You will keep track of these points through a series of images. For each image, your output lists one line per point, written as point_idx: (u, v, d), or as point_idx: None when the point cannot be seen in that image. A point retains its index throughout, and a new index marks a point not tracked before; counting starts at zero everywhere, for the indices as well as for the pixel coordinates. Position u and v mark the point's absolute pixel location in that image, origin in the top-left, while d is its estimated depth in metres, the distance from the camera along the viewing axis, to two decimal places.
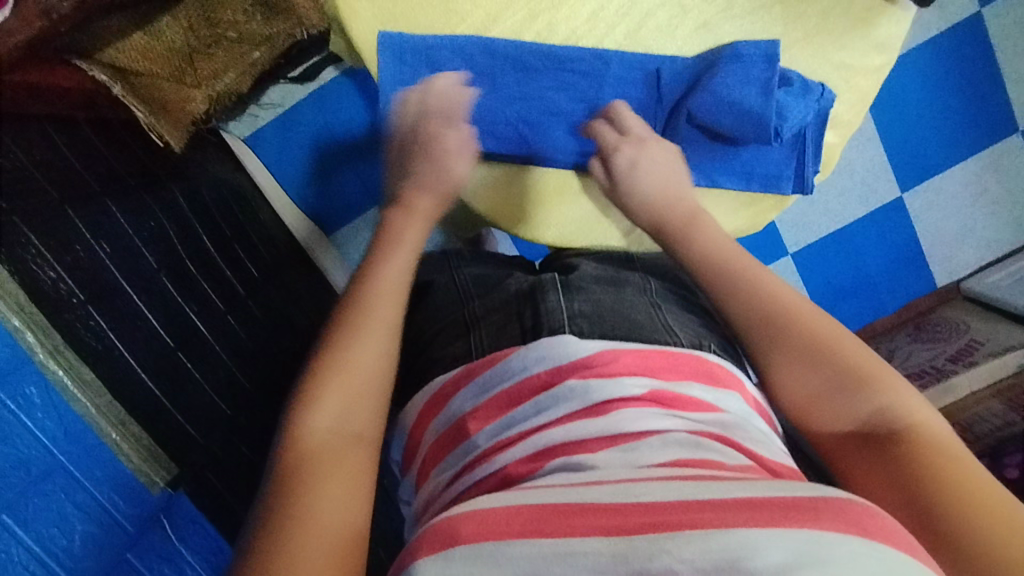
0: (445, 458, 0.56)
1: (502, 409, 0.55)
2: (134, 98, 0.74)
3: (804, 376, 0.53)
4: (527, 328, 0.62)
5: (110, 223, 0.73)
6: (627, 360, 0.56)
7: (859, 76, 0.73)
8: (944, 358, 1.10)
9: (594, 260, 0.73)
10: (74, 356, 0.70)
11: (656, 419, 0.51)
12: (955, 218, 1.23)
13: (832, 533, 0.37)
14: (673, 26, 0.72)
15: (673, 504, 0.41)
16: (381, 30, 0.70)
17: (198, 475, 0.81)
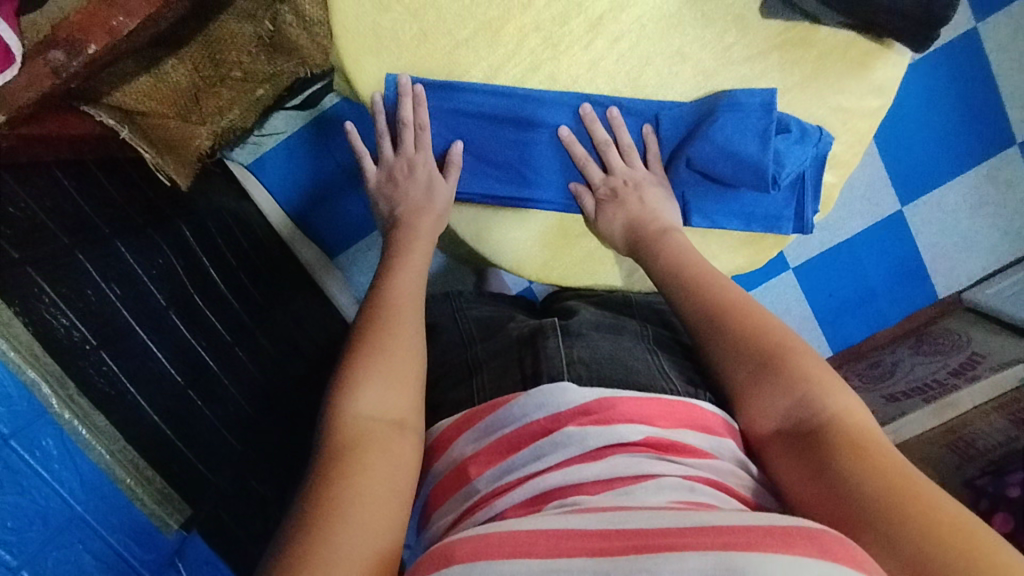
0: (447, 503, 0.58)
1: (502, 455, 0.58)
2: (140, 139, 0.76)
3: (790, 418, 0.55)
4: (527, 375, 0.65)
5: (120, 263, 0.72)
6: (624, 407, 0.58)
7: (856, 117, 0.72)
8: (946, 371, 1.10)
9: (593, 305, 0.76)
10: (87, 404, 0.61)
11: (651, 465, 0.53)
12: (955, 233, 1.23)
13: (797, 557, 0.39)
14: (673, 74, 0.68)
15: (657, 529, 0.43)
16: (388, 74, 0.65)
17: (214, 514, 0.74)
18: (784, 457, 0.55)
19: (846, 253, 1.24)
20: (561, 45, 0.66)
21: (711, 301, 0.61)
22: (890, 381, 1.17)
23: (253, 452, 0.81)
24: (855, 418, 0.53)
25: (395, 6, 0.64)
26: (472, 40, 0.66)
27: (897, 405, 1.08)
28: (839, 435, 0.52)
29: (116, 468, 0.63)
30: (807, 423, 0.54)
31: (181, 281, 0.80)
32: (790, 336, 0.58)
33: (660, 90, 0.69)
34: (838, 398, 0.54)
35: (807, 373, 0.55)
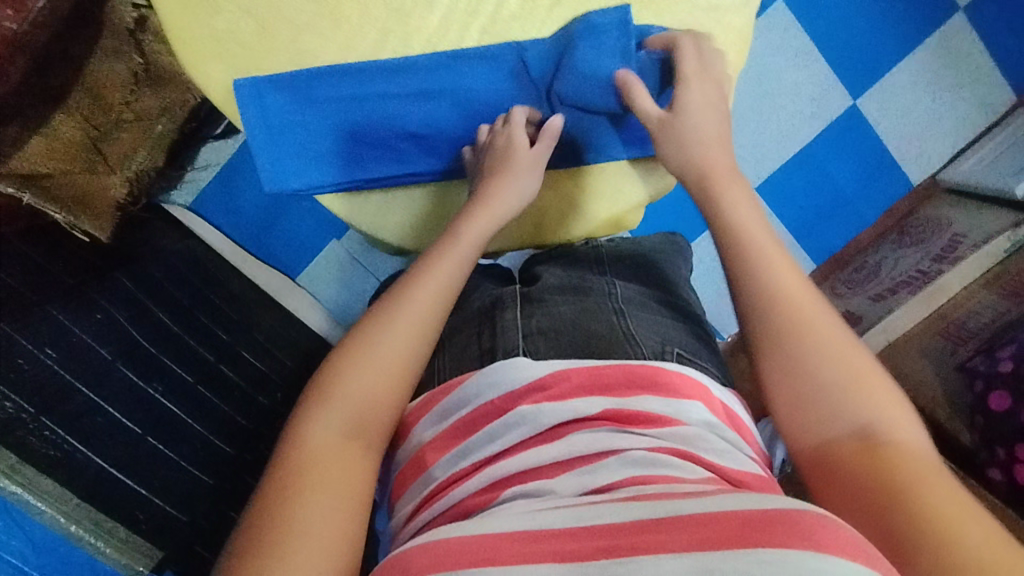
0: (407, 489, 0.57)
1: (457, 438, 0.56)
2: (46, 201, 0.75)
3: (856, 433, 0.49)
4: (484, 350, 0.62)
5: (54, 326, 0.71)
6: (579, 378, 0.56)
7: (729, 14, 0.69)
8: (929, 259, 1.07)
9: (560, 266, 0.71)
10: (32, 470, 0.59)
11: (609, 439, 0.51)
12: (915, 114, 1.17)
13: (795, 552, 0.37)
14: (529, 9, 0.65)
15: (627, 525, 0.42)
16: (237, 81, 0.62)
17: (190, 555, 0.71)
18: (818, 478, 0.50)
19: (806, 161, 1.19)
20: (406, 7, 0.63)
21: (781, 318, 0.54)
22: (876, 281, 1.13)
23: (231, 483, 0.80)
24: (918, 447, 0.48)
25: (227, 7, 0.61)
26: (316, 23, 0.62)
27: (883, 304, 1.05)
28: (902, 460, 0.47)
29: (72, 524, 0.61)
30: (862, 438, 0.49)
31: (129, 334, 0.79)
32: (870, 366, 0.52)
33: (518, 23, 0.66)
34: (909, 435, 0.49)
35: (868, 395, 0.51)
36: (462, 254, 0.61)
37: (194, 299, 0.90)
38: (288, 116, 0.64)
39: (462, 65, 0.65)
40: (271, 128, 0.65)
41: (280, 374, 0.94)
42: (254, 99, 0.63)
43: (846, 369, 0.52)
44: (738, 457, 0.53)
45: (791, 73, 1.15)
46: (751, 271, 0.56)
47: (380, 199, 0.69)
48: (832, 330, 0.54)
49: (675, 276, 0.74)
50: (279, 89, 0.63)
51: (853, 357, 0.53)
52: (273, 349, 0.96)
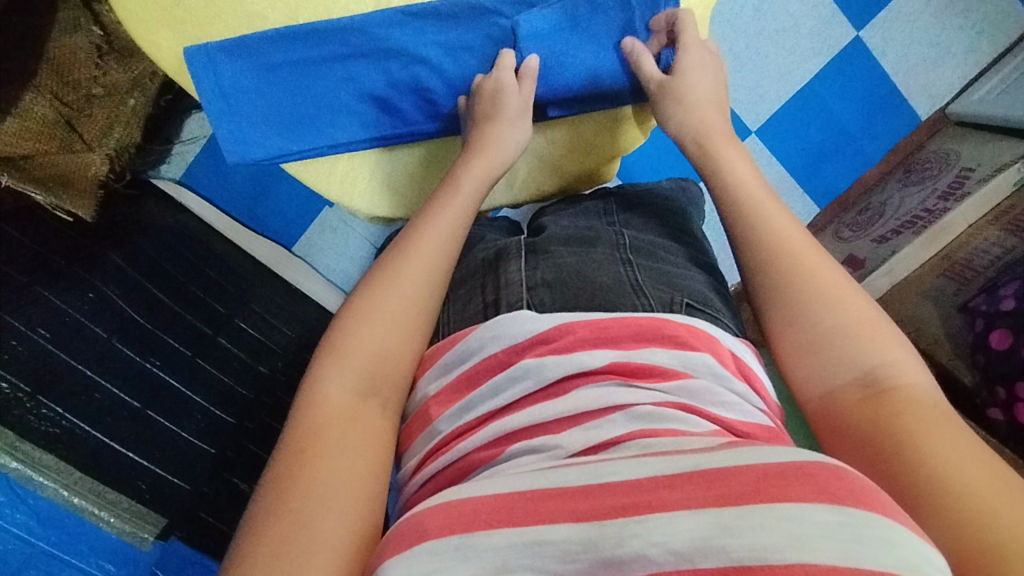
0: (413, 444, 0.52)
1: (461, 392, 0.51)
2: (26, 182, 0.75)
3: (860, 379, 0.49)
4: (488, 303, 0.58)
5: (47, 309, 0.73)
6: (585, 331, 0.51)
7: None
8: (935, 197, 1.03)
9: (563, 217, 0.68)
10: (34, 448, 0.63)
11: (616, 394, 0.47)
12: (922, 43, 1.11)
13: (802, 504, 0.35)
14: None
15: (640, 482, 0.39)
16: (187, 47, 0.60)
17: (192, 518, 0.74)
18: (831, 433, 0.49)
19: (809, 98, 1.13)
20: None
21: (777, 262, 0.55)
22: (881, 222, 1.09)
23: (234, 450, 0.81)
24: (923, 389, 0.48)
25: None
26: None
27: (888, 245, 1.02)
28: (907, 406, 0.46)
29: (74, 497, 0.65)
30: (866, 387, 0.48)
31: (124, 312, 0.80)
32: (872, 309, 0.52)
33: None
34: (915, 378, 0.48)
35: (864, 329, 0.50)
36: (462, 207, 0.60)
37: (190, 275, 0.90)
38: (252, 79, 0.63)
39: (432, 13, 0.62)
40: (227, 96, 0.63)
41: (279, 343, 0.95)
42: (209, 61, 0.61)
43: (855, 319, 0.51)
44: (747, 407, 0.49)
45: (791, 6, 1.09)
46: (753, 220, 0.57)
47: (344, 166, 0.68)
48: (836, 277, 0.54)
49: (688, 227, 0.69)
50: (233, 55, 0.61)
51: (844, 287, 0.53)
52: (271, 319, 0.96)
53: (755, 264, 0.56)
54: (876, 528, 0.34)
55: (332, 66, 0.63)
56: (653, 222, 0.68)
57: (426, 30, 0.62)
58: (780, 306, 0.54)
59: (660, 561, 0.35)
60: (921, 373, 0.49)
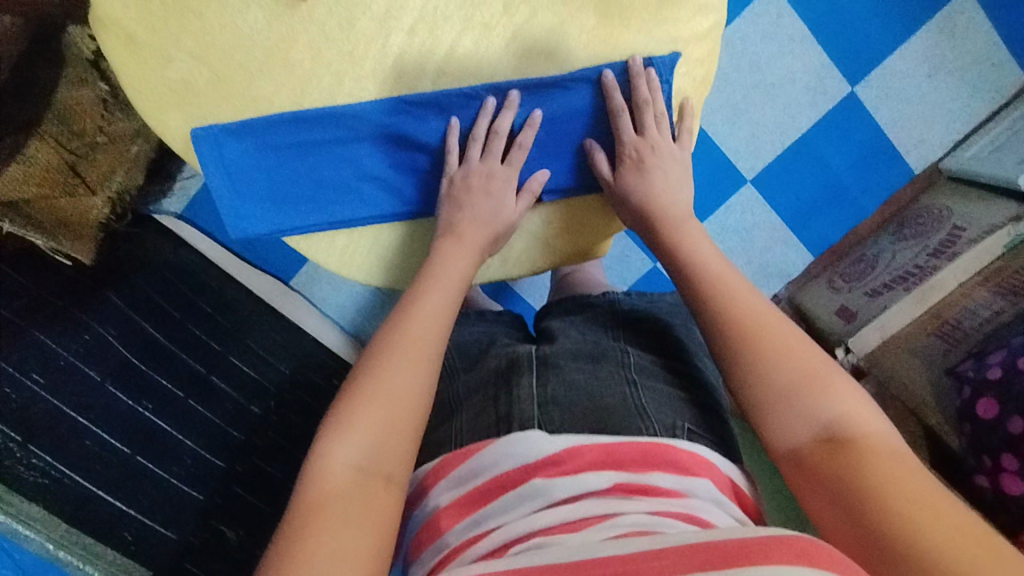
0: (422, 554, 0.53)
1: (471, 508, 0.52)
2: (30, 228, 0.75)
3: (818, 435, 0.51)
4: (499, 418, 0.59)
5: (40, 351, 0.73)
6: (593, 455, 0.52)
7: (692, 45, 0.68)
8: (926, 254, 1.04)
9: (573, 331, 0.70)
10: (14, 496, 0.60)
11: (615, 505, 0.48)
12: (919, 99, 1.12)
13: (778, 567, 0.36)
14: (482, 44, 0.63)
15: (630, 553, 0.40)
16: (193, 127, 0.62)
17: (177, 569, 0.73)
18: (813, 493, 0.51)
19: (805, 152, 1.15)
20: (358, 50, 0.62)
21: (736, 328, 0.57)
22: (874, 274, 1.10)
23: (221, 496, 0.81)
24: (881, 438, 0.50)
25: (177, 55, 0.60)
26: (268, 69, 0.61)
27: (878, 301, 1.04)
28: (869, 458, 0.48)
29: (59, 550, 0.61)
30: (825, 442, 0.51)
31: (119, 353, 0.80)
32: (819, 358, 0.55)
33: (479, 53, 0.64)
34: (870, 424, 0.51)
35: (816, 386, 0.53)
36: (447, 289, 0.61)
37: (186, 313, 0.91)
38: (258, 159, 0.64)
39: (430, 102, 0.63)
40: (231, 173, 0.64)
41: (272, 381, 0.96)
42: (217, 141, 0.63)
43: (808, 372, 0.53)
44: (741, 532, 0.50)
45: (789, 61, 1.10)
46: (715, 293, 0.59)
47: (343, 242, 0.69)
48: (786, 333, 0.56)
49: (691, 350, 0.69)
50: (238, 135, 0.63)
51: (797, 345, 0.55)
52: (267, 357, 0.98)
53: (721, 326, 0.58)
54: None
55: (339, 149, 0.64)
56: (659, 339, 0.69)
57: (427, 116, 0.64)
58: (747, 372, 0.55)
59: None
60: (874, 418, 0.52)
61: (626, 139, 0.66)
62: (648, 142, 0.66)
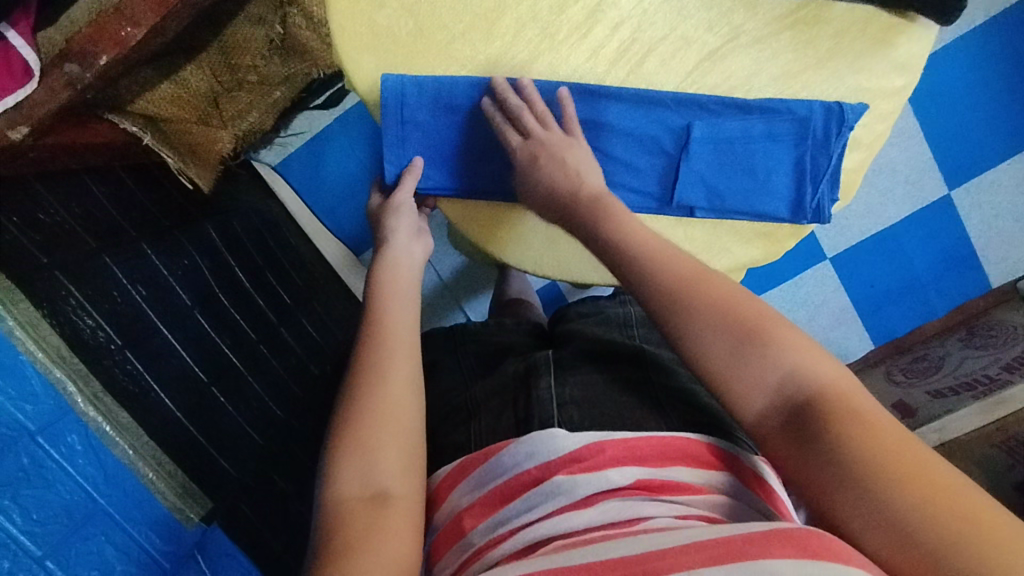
0: (446, 553, 0.49)
1: (494, 507, 0.48)
2: (165, 146, 0.78)
3: (775, 393, 0.43)
4: (519, 420, 0.55)
5: (146, 264, 0.73)
6: (615, 450, 0.48)
7: (879, 99, 0.64)
8: (998, 366, 1.01)
9: (593, 330, 0.66)
10: (112, 403, 0.64)
11: (639, 507, 0.44)
12: (1012, 216, 1.13)
13: (780, 561, 0.35)
14: (676, 59, 0.61)
15: (639, 553, 0.38)
16: (384, 76, 0.59)
17: (233, 507, 0.74)
18: (783, 454, 0.43)
19: (890, 242, 1.16)
20: (559, 34, 0.60)
21: (682, 275, 0.48)
22: (938, 377, 1.09)
23: (279, 447, 0.81)
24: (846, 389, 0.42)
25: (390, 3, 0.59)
26: (466, 33, 0.60)
27: (942, 403, 1.01)
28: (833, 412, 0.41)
29: (138, 459, 0.66)
30: (787, 404, 0.43)
31: (208, 283, 0.80)
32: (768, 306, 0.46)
33: (662, 74, 0.61)
34: (825, 366, 0.43)
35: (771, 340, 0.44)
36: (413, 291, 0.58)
37: (267, 259, 0.92)
38: (431, 120, 0.61)
39: (624, 95, 0.61)
40: (406, 127, 0.61)
41: (329, 345, 0.95)
42: (399, 95, 0.60)
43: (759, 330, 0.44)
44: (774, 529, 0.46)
45: (890, 152, 1.13)
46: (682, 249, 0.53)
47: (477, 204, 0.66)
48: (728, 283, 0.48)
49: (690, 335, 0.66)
50: (423, 88, 0.60)
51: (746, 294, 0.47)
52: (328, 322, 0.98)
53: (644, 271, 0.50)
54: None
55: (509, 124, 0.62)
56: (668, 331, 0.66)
57: (603, 107, 0.61)
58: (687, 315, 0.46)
59: None
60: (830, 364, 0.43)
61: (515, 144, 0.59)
62: (538, 140, 0.58)
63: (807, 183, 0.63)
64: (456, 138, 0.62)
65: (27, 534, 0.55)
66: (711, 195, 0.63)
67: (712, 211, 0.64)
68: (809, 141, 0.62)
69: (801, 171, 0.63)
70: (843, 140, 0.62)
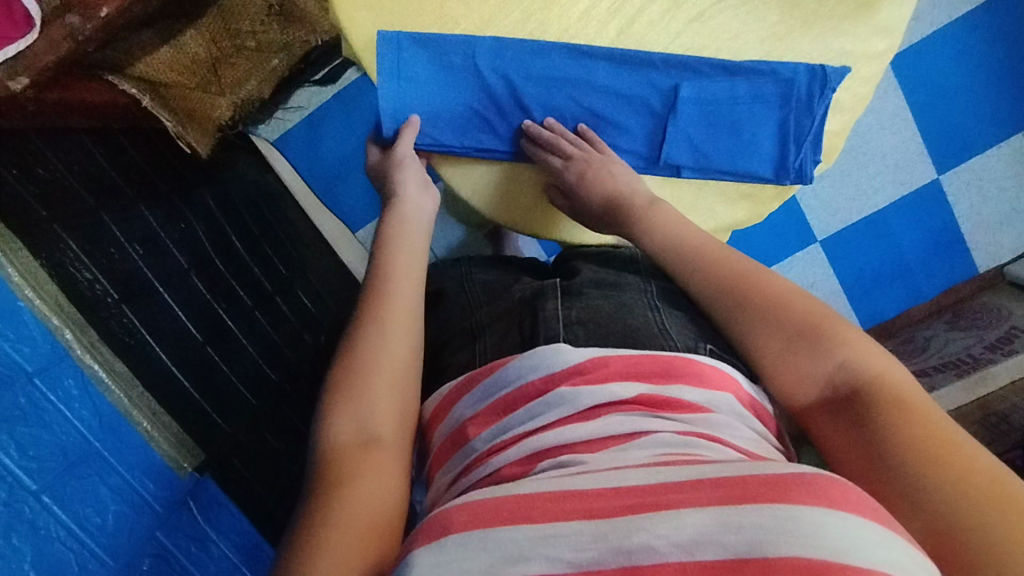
0: (448, 460, 0.50)
1: (499, 415, 0.49)
2: (162, 108, 0.77)
3: (829, 382, 0.47)
4: (525, 337, 0.56)
5: (144, 224, 0.74)
6: (619, 364, 0.50)
7: (862, 62, 0.67)
8: (981, 346, 1.03)
9: (596, 263, 0.67)
10: (108, 352, 0.67)
11: (641, 422, 0.45)
12: (999, 202, 1.15)
13: (801, 506, 0.34)
14: (667, 19, 0.64)
15: (653, 486, 0.38)
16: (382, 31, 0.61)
17: (225, 460, 0.78)
18: (829, 432, 0.47)
19: (877, 224, 1.17)
20: None
21: (727, 275, 0.54)
22: (924, 356, 1.10)
23: (270, 408, 0.83)
24: (902, 386, 0.45)
25: None
26: None
27: (927, 381, 1.02)
28: (880, 391, 0.45)
29: (134, 408, 0.68)
30: (836, 385, 0.47)
31: (204, 247, 0.81)
32: (819, 304, 0.51)
33: (652, 33, 0.64)
34: (881, 363, 0.46)
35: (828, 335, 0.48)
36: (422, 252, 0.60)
37: (263, 230, 0.91)
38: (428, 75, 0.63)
39: (615, 57, 0.63)
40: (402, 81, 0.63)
41: (325, 319, 0.93)
42: (395, 47, 0.61)
43: (807, 324, 0.49)
44: (764, 447, 0.47)
45: (883, 139, 1.15)
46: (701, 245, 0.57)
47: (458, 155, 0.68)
48: (777, 279, 0.53)
49: None
50: (420, 45, 0.62)
51: (795, 292, 0.52)
52: (322, 291, 0.96)
53: (690, 272, 0.56)
54: (872, 531, 0.34)
55: (505, 85, 0.64)
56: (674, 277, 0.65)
57: (597, 68, 0.64)
58: (737, 313, 0.53)
59: (664, 551, 0.34)
60: (891, 365, 0.47)
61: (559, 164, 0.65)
62: (580, 157, 0.64)
63: (791, 143, 0.67)
64: (454, 95, 0.64)
65: (23, 469, 0.58)
66: (697, 155, 0.67)
67: (697, 171, 0.68)
68: (793, 102, 0.66)
69: (785, 131, 0.67)
70: (827, 101, 0.66)
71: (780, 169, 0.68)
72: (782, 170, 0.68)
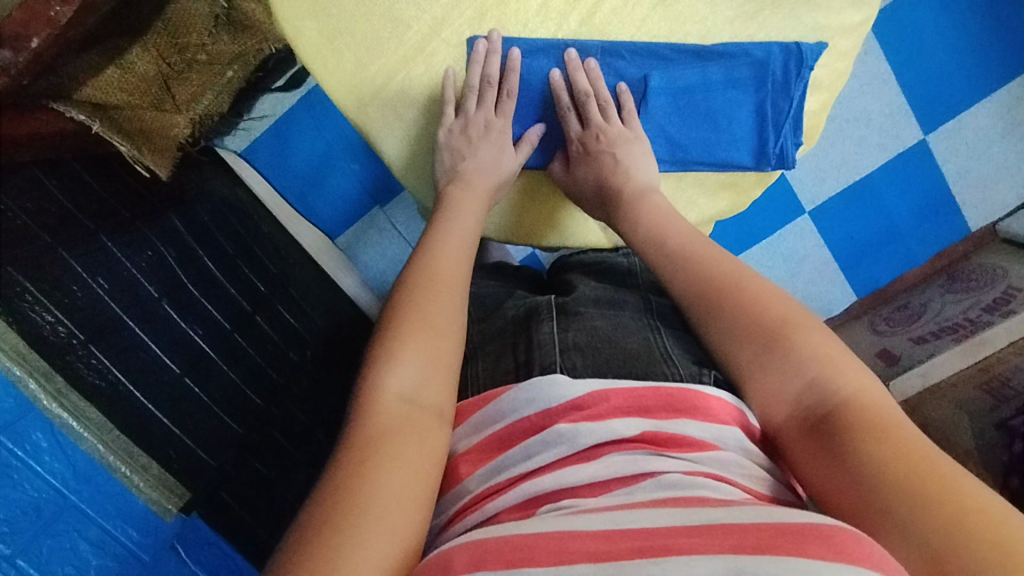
0: (440, 500, 0.48)
1: (492, 454, 0.48)
2: (115, 133, 0.73)
3: (799, 404, 0.46)
4: (519, 363, 0.55)
5: (110, 261, 0.69)
6: (619, 400, 0.47)
7: (838, 35, 0.64)
8: (978, 309, 1.01)
9: (593, 279, 0.66)
10: (78, 399, 0.64)
11: (645, 462, 0.43)
12: (987, 159, 1.12)
13: (816, 559, 0.32)
14: (629, 6, 0.62)
15: (665, 528, 0.36)
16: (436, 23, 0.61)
17: (213, 496, 0.77)
18: (804, 457, 0.45)
19: (867, 191, 1.15)
20: None
21: (710, 284, 0.52)
22: (919, 323, 1.09)
23: (258, 434, 0.82)
24: (872, 399, 0.44)
25: None
26: None
27: (925, 347, 1.00)
28: (851, 417, 0.43)
29: (109, 454, 0.66)
30: (808, 408, 0.45)
31: (175, 275, 0.77)
32: (795, 310, 0.49)
33: (615, 22, 0.62)
34: (853, 376, 0.45)
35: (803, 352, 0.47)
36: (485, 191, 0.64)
37: (238, 248, 0.88)
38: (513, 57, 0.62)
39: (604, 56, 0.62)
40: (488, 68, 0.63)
41: (310, 332, 0.93)
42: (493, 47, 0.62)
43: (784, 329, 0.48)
44: (772, 482, 0.45)
45: (865, 101, 1.11)
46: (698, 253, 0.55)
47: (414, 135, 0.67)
48: (763, 286, 0.51)
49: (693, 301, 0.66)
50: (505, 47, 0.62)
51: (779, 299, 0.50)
52: (306, 307, 0.94)
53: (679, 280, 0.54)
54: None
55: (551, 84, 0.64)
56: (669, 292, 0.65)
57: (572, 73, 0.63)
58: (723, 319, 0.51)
59: None
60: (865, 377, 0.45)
61: (472, 113, 0.63)
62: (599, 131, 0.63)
63: (772, 130, 0.65)
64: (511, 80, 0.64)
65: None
66: (674, 148, 0.66)
67: (674, 164, 0.67)
68: (769, 84, 0.63)
69: (765, 116, 0.64)
70: (804, 81, 0.63)
71: (760, 155, 0.66)
72: (762, 156, 0.66)
